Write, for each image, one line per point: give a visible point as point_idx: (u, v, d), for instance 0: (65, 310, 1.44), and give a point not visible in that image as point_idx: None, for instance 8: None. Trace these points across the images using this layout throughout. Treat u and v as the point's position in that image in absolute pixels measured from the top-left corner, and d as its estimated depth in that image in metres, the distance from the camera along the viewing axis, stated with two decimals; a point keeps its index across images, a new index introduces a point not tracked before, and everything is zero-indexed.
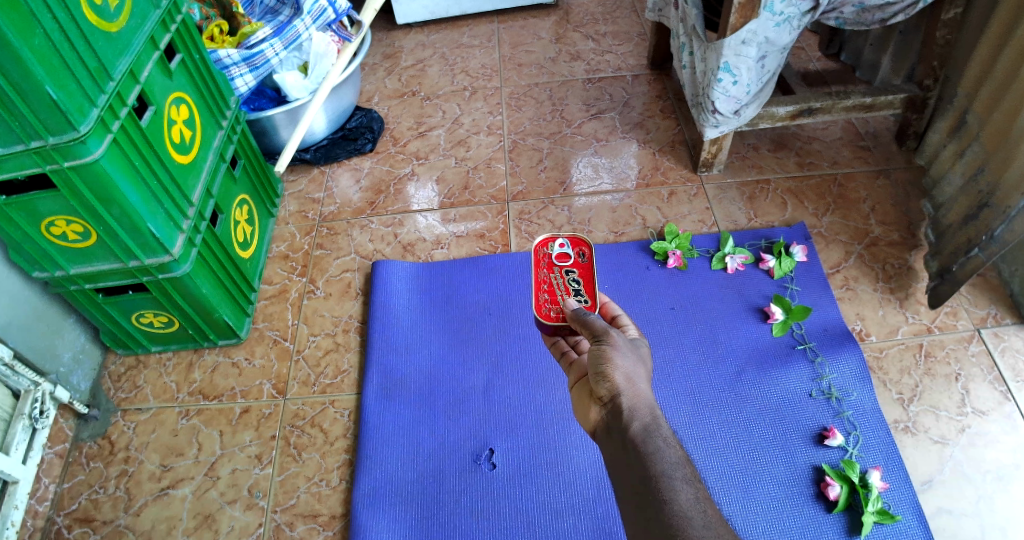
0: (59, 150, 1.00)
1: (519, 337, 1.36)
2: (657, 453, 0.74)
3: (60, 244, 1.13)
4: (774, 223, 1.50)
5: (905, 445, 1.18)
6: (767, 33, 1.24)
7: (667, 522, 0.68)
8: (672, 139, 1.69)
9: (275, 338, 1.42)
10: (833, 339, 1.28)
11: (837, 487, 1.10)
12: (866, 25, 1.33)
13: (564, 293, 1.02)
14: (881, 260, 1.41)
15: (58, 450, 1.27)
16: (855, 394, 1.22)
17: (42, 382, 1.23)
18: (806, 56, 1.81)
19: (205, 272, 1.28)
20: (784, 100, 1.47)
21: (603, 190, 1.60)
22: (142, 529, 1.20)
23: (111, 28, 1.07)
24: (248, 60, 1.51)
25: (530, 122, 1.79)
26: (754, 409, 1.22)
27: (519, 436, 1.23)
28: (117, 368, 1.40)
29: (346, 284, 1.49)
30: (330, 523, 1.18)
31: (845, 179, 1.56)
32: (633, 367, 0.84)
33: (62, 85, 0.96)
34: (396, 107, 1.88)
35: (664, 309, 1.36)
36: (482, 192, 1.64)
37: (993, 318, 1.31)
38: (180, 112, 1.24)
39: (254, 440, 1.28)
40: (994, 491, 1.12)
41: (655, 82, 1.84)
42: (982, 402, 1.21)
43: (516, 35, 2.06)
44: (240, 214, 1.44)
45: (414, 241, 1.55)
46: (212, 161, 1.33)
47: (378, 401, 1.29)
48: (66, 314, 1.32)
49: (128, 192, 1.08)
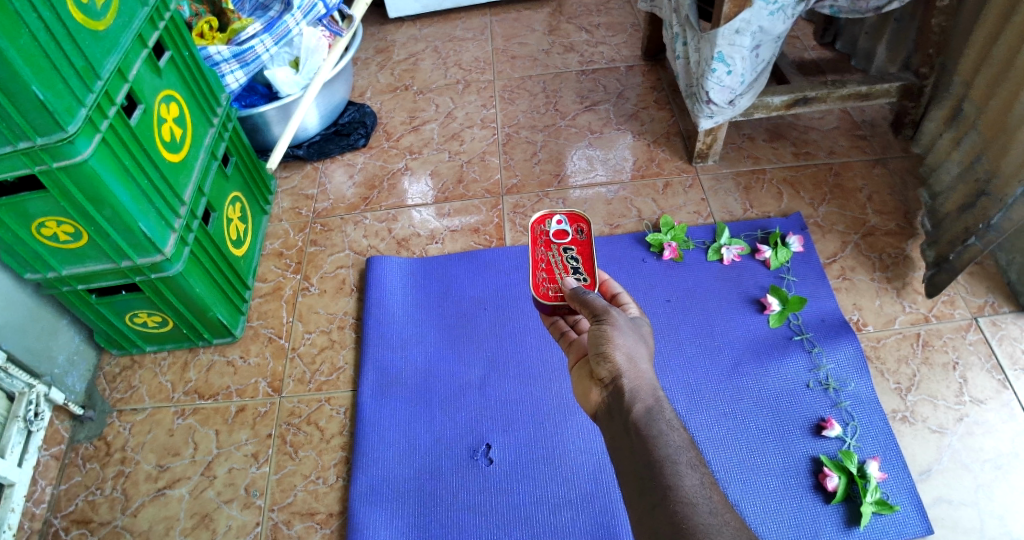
0: (48, 151, 0.99)
1: (517, 330, 1.35)
2: (661, 438, 0.73)
3: (51, 245, 1.13)
4: (770, 214, 1.49)
5: (903, 434, 1.18)
6: (761, 22, 1.22)
7: (671, 509, 0.68)
8: (666, 130, 1.68)
9: (270, 336, 1.41)
10: (830, 329, 1.28)
11: (835, 478, 1.10)
12: (861, 13, 1.31)
13: (562, 272, 1.01)
14: (878, 250, 1.40)
15: (55, 452, 1.27)
16: (853, 384, 1.21)
17: (36, 383, 1.22)
18: (802, 45, 1.80)
19: (198, 270, 1.27)
20: (779, 89, 1.46)
21: (598, 182, 1.60)
22: (140, 529, 1.19)
23: (99, 27, 1.06)
24: (239, 57, 1.50)
25: (524, 114, 1.78)
26: (753, 401, 1.21)
27: (516, 430, 1.23)
28: (112, 368, 1.39)
29: (341, 281, 1.48)
30: (327, 521, 1.18)
31: (840, 168, 1.55)
32: (634, 346, 0.83)
33: (49, 85, 0.95)
34: (389, 102, 1.87)
35: (660, 301, 1.36)
36: (476, 186, 1.63)
37: (990, 307, 1.31)
38: (170, 110, 1.23)
39: (251, 439, 1.28)
40: (993, 480, 1.12)
41: (649, 73, 1.83)
42: (980, 391, 1.21)
43: (509, 28, 2.04)
44: (232, 211, 1.43)
45: (409, 236, 1.54)
46: (204, 159, 1.32)
47: (374, 399, 1.28)
48: (60, 315, 1.31)
49: (117, 191, 1.07)
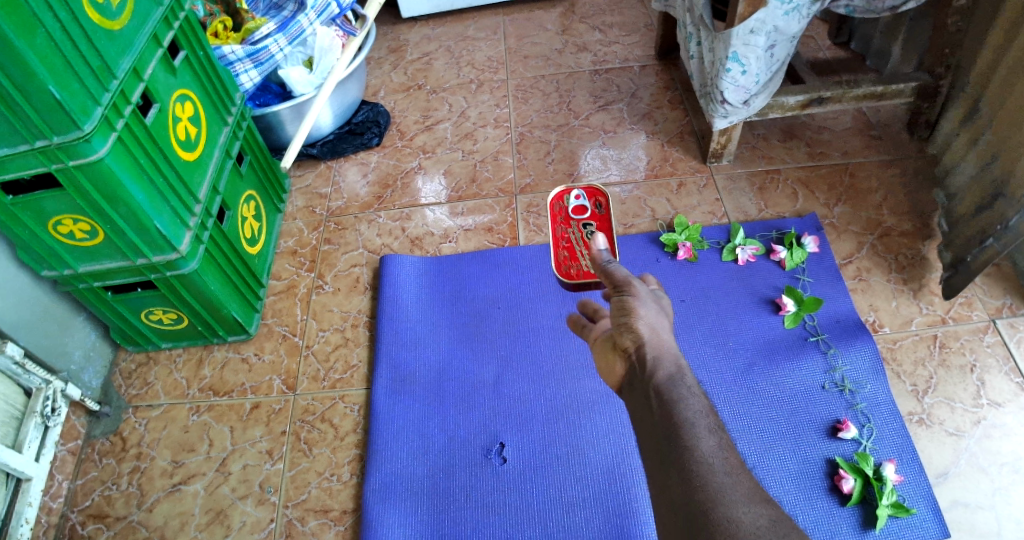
0: (64, 150, 1.00)
1: (529, 329, 1.35)
2: (682, 401, 0.73)
3: (68, 242, 1.14)
4: (784, 214, 1.48)
5: (919, 437, 1.17)
6: (775, 22, 1.21)
7: (688, 468, 0.67)
8: (680, 130, 1.68)
9: (284, 334, 1.42)
10: (845, 331, 1.27)
11: (850, 480, 1.09)
12: (877, 12, 1.30)
13: (583, 247, 1.08)
14: (894, 250, 1.39)
15: (71, 447, 1.28)
16: (869, 386, 1.21)
17: (53, 380, 1.23)
18: (816, 45, 1.78)
19: (212, 269, 1.28)
20: (795, 88, 1.45)
21: (611, 182, 1.59)
22: (155, 525, 1.20)
23: (114, 27, 1.07)
24: (253, 56, 1.51)
25: (537, 114, 1.78)
26: (767, 402, 1.21)
27: (529, 430, 1.23)
28: (128, 365, 1.40)
29: (354, 279, 1.49)
30: (341, 518, 1.18)
31: (856, 169, 1.54)
32: (656, 317, 0.83)
33: (65, 85, 0.96)
34: (402, 101, 1.88)
35: (675, 301, 1.36)
36: (490, 185, 1.63)
37: (1008, 309, 1.29)
38: (185, 110, 1.24)
39: (265, 436, 1.28)
40: (1011, 483, 1.11)
41: (662, 73, 1.82)
42: (997, 393, 1.20)
43: (522, 27, 2.04)
44: (247, 210, 1.44)
45: (422, 235, 1.55)
46: (218, 158, 1.32)
47: (388, 397, 1.29)
48: (77, 311, 1.33)
49: (132, 190, 1.08)
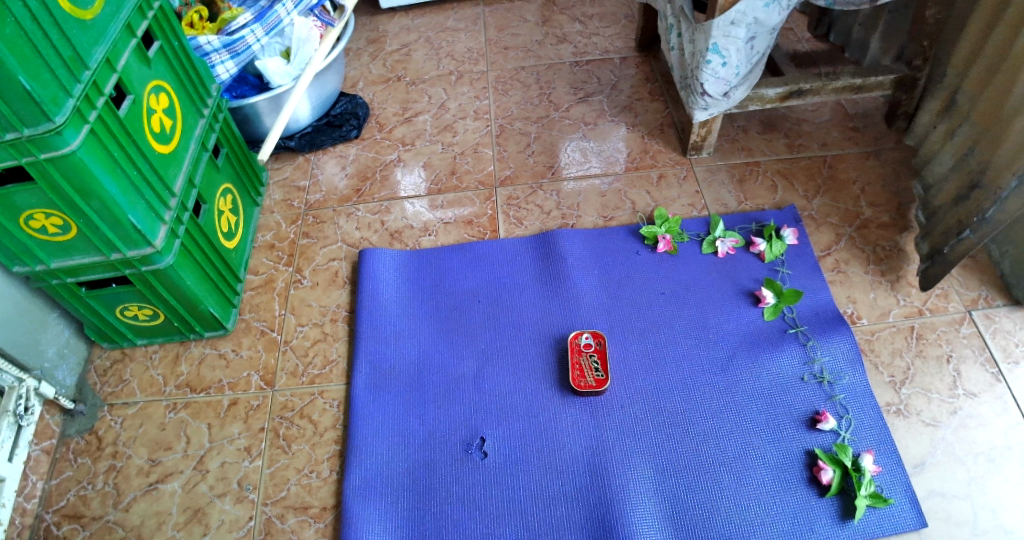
0: (35, 142, 0.97)
1: (510, 322, 1.35)
2: None
3: (40, 238, 1.11)
4: (764, 206, 1.49)
5: (896, 428, 1.18)
6: (756, 14, 1.21)
7: None
8: (660, 122, 1.68)
9: (261, 329, 1.40)
10: (824, 322, 1.28)
11: (829, 471, 1.10)
12: (857, 4, 1.30)
13: None
14: (872, 242, 1.41)
15: (45, 447, 1.25)
16: (847, 377, 1.22)
17: (26, 378, 1.21)
18: (796, 37, 1.79)
19: (189, 263, 1.26)
20: (774, 81, 1.46)
21: (592, 173, 1.59)
22: (132, 525, 1.19)
23: (86, 16, 1.04)
24: (229, 47, 1.48)
25: (517, 106, 1.77)
26: (747, 394, 1.22)
27: (510, 424, 1.22)
28: (103, 362, 1.38)
29: (333, 273, 1.47)
30: (321, 515, 1.17)
31: (834, 161, 1.55)
32: None
33: (35, 75, 0.94)
34: (381, 93, 1.86)
35: (655, 294, 1.36)
36: (470, 177, 1.62)
37: (983, 300, 1.31)
38: (160, 101, 1.21)
39: (243, 432, 1.27)
40: (986, 472, 1.13)
41: (643, 64, 1.82)
42: (973, 384, 1.22)
43: (502, 18, 2.03)
44: (224, 203, 1.42)
45: (402, 228, 1.53)
46: (194, 151, 1.30)
47: (367, 393, 1.28)
48: (49, 308, 1.30)
49: (106, 183, 1.05)
